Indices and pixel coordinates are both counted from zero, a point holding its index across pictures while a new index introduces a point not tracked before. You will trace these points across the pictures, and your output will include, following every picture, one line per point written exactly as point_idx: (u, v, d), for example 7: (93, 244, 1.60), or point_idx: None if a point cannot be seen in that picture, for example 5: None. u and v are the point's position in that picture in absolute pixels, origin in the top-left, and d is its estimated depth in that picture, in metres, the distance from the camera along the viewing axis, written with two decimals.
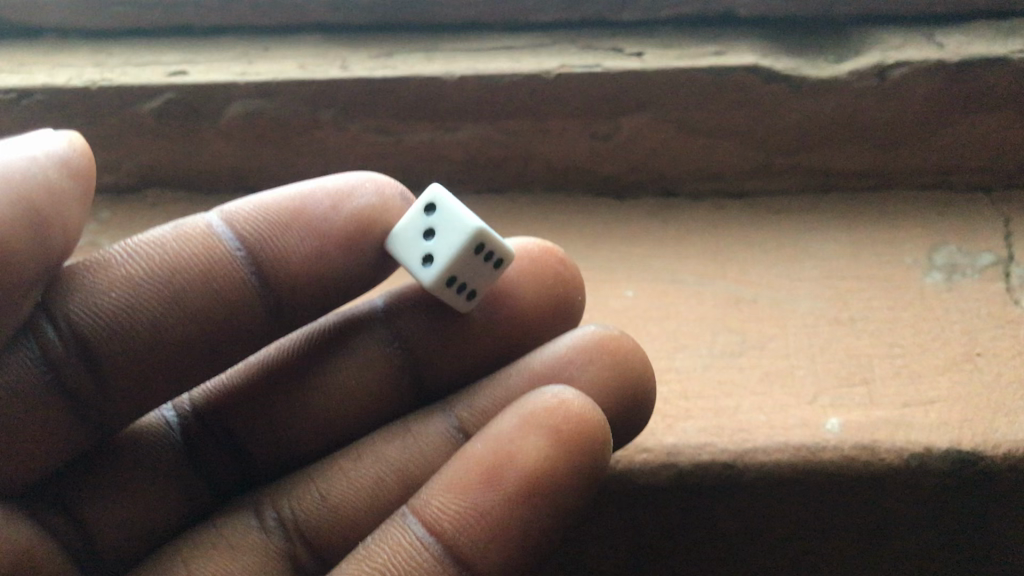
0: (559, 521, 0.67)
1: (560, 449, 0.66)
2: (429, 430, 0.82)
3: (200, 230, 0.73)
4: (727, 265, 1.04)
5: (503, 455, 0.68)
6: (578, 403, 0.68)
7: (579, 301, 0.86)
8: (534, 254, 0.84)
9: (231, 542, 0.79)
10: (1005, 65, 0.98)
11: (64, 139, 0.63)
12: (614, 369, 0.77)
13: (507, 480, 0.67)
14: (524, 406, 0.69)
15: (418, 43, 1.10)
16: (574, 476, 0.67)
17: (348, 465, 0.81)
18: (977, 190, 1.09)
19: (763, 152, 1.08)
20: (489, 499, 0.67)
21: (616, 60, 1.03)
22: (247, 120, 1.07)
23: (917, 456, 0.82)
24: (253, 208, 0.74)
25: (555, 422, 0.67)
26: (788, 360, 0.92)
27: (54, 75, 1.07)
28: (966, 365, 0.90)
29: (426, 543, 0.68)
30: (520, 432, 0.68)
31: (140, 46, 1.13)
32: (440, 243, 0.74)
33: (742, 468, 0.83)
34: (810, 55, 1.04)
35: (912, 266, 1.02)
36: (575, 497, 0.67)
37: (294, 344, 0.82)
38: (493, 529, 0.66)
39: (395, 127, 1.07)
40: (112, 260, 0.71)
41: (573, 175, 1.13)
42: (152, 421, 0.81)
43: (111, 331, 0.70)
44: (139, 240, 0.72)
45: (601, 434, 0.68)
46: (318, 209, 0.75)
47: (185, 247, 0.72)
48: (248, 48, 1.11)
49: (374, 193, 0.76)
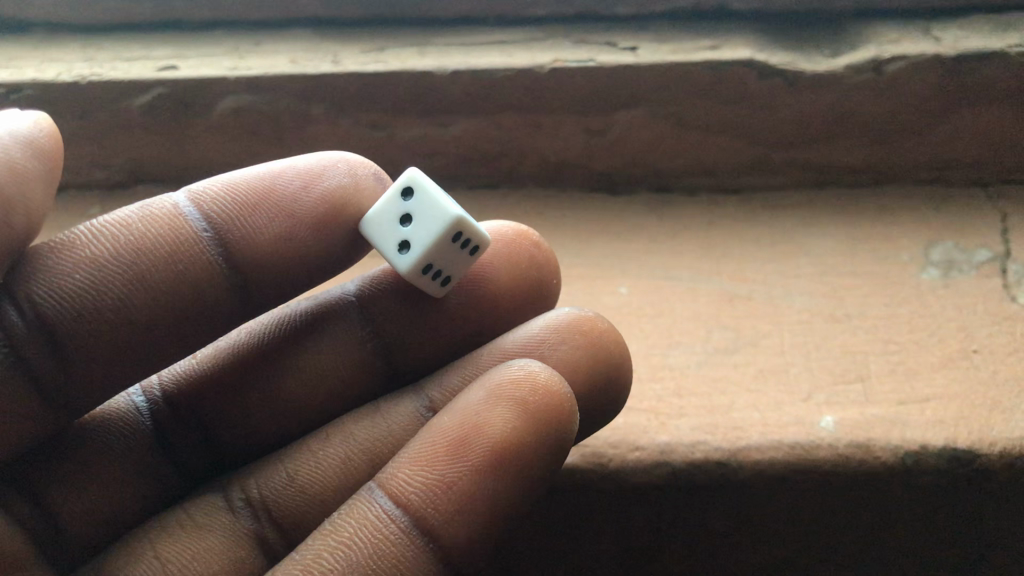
0: (526, 493, 0.66)
1: (527, 420, 0.66)
2: (399, 411, 0.81)
3: (168, 210, 0.72)
4: (722, 262, 1.03)
5: (470, 427, 0.67)
6: (545, 376, 0.68)
7: (553, 286, 0.86)
8: (508, 237, 0.84)
9: (197, 522, 0.78)
10: (1003, 59, 0.97)
11: (30, 119, 0.63)
12: (586, 349, 0.76)
13: (474, 452, 0.66)
14: (491, 379, 0.69)
15: (411, 37, 1.09)
16: (541, 448, 0.66)
17: (317, 446, 0.81)
18: (975, 186, 1.08)
19: (758, 146, 1.07)
20: (454, 471, 0.66)
21: (611, 54, 1.02)
22: (238, 116, 1.06)
23: (912, 454, 0.81)
24: (222, 187, 0.73)
25: (522, 394, 0.67)
26: (783, 357, 0.92)
27: (42, 69, 1.06)
28: (963, 362, 0.89)
29: (393, 516, 0.66)
30: (486, 405, 0.67)
31: (131, 40, 1.12)
32: (418, 229, 0.74)
33: (736, 466, 0.82)
34: (806, 49, 1.03)
35: (908, 262, 1.01)
36: (543, 471, 0.66)
37: (264, 328, 0.82)
38: (459, 501, 0.65)
39: (387, 123, 1.06)
40: (76, 240, 0.69)
41: (567, 171, 1.12)
42: (120, 406, 0.80)
43: (75, 312, 0.68)
44: (104, 221, 0.70)
45: (568, 407, 0.67)
46: (288, 188, 0.74)
47: (151, 227, 0.71)
48: (239, 43, 1.10)
49: (346, 173, 0.76)
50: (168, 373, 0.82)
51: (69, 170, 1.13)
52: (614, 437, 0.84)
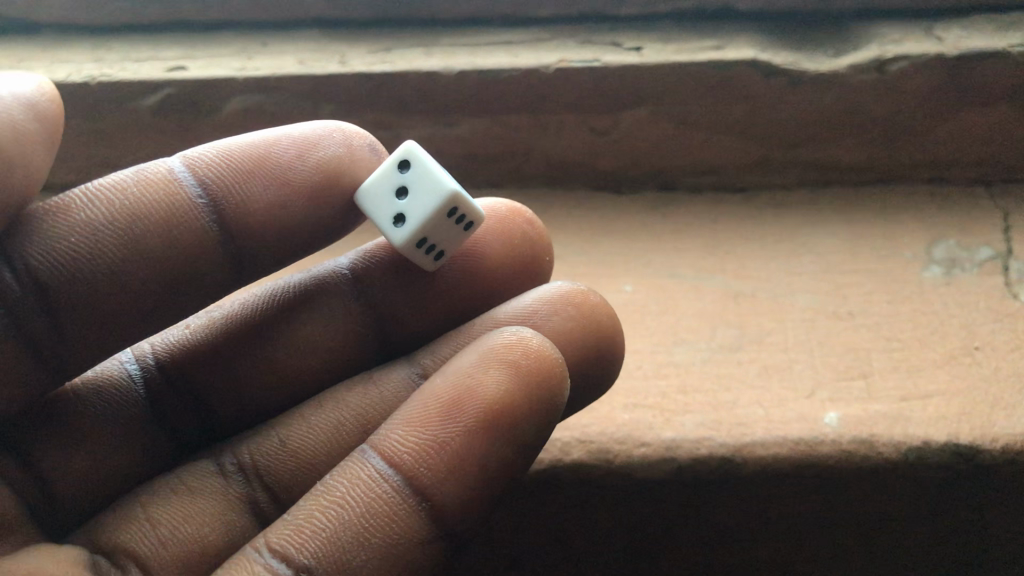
0: (517, 455, 0.67)
1: (520, 382, 0.67)
2: (391, 379, 0.83)
3: (162, 175, 0.73)
4: (727, 260, 1.04)
5: (463, 389, 0.68)
6: (537, 341, 0.69)
7: (546, 262, 0.87)
8: (501, 214, 0.85)
9: (188, 487, 0.78)
10: (1004, 58, 0.98)
11: (31, 83, 0.64)
12: (578, 319, 0.77)
13: (467, 412, 0.66)
14: (484, 343, 0.70)
15: (417, 38, 1.10)
16: (533, 411, 0.67)
17: (310, 413, 0.82)
18: (977, 184, 1.09)
19: (762, 146, 1.08)
20: (447, 431, 0.66)
21: (615, 54, 1.03)
22: (246, 116, 1.07)
23: (915, 450, 0.82)
24: (217, 154, 0.74)
25: (514, 357, 0.68)
26: (787, 354, 0.93)
27: (53, 70, 1.07)
28: (964, 359, 0.90)
29: (386, 475, 0.67)
30: (479, 367, 0.68)
31: (140, 41, 1.13)
32: (414, 202, 0.75)
33: (741, 462, 0.83)
34: (809, 49, 1.04)
35: (910, 260, 1.02)
36: (535, 434, 0.67)
37: (256, 299, 0.84)
38: (452, 460, 0.66)
39: (394, 122, 1.08)
40: (72, 203, 0.70)
41: (572, 170, 1.13)
42: (113, 373, 0.80)
43: (70, 275, 0.69)
44: (99, 184, 0.71)
45: (560, 371, 0.69)
46: (283, 156, 0.75)
47: (146, 192, 0.71)
48: (248, 44, 1.11)
49: (342, 143, 0.77)
50: (160, 342, 0.83)
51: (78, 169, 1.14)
52: (620, 434, 0.86)
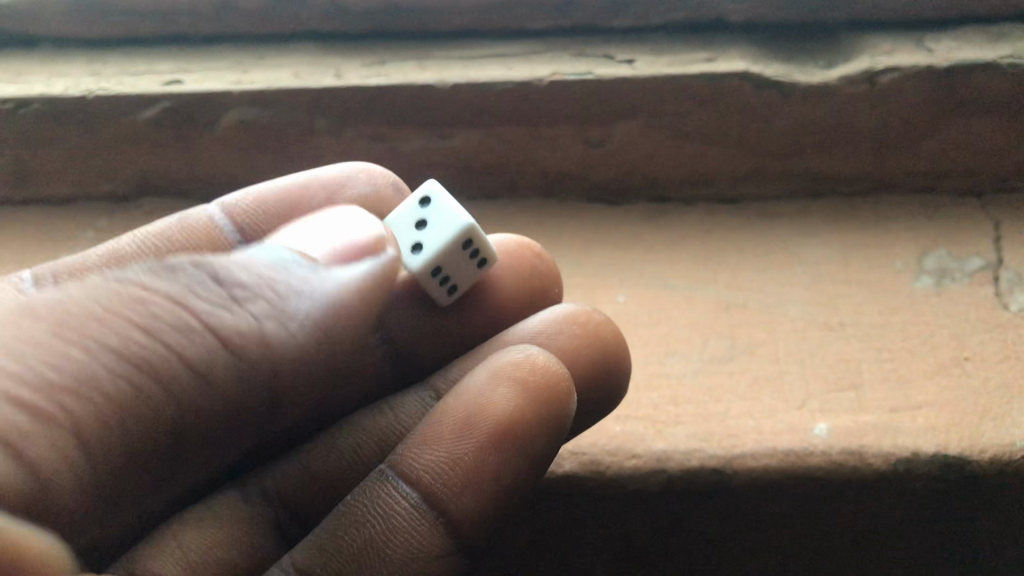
0: (529, 468, 0.68)
1: (528, 397, 0.69)
2: (407, 403, 0.87)
3: (203, 222, 0.89)
4: (720, 271, 1.05)
5: (474, 408, 0.70)
6: (544, 358, 0.72)
7: (557, 294, 0.90)
8: (512, 250, 0.88)
9: (215, 511, 0.82)
10: (994, 70, 0.98)
11: (375, 235, 0.70)
12: (584, 339, 0.80)
13: (479, 430, 0.68)
14: (493, 362, 0.72)
15: (412, 51, 1.11)
16: (543, 425, 0.69)
17: (330, 438, 0.88)
18: (968, 194, 1.09)
19: (754, 157, 1.08)
20: (461, 448, 0.69)
21: (608, 66, 1.04)
22: (242, 129, 1.08)
23: (904, 461, 0.83)
24: (253, 202, 0.90)
25: (522, 374, 0.70)
26: (777, 364, 0.93)
27: (51, 84, 1.08)
28: (954, 370, 0.91)
29: (405, 493, 0.70)
30: (489, 385, 0.70)
31: (137, 55, 1.14)
32: (431, 233, 0.76)
33: (731, 473, 0.84)
34: (800, 61, 1.04)
35: (901, 270, 1.02)
36: (545, 447, 0.69)
37: None
38: (466, 476, 0.68)
39: (388, 135, 1.08)
40: (125, 248, 0.84)
41: (566, 180, 1.13)
42: None
43: None
44: (149, 231, 0.86)
45: (567, 386, 0.71)
46: (314, 199, 0.89)
47: (189, 237, 0.88)
48: (243, 58, 1.12)
49: (367, 184, 0.90)
50: None
51: (78, 183, 1.16)
52: (612, 445, 0.86)
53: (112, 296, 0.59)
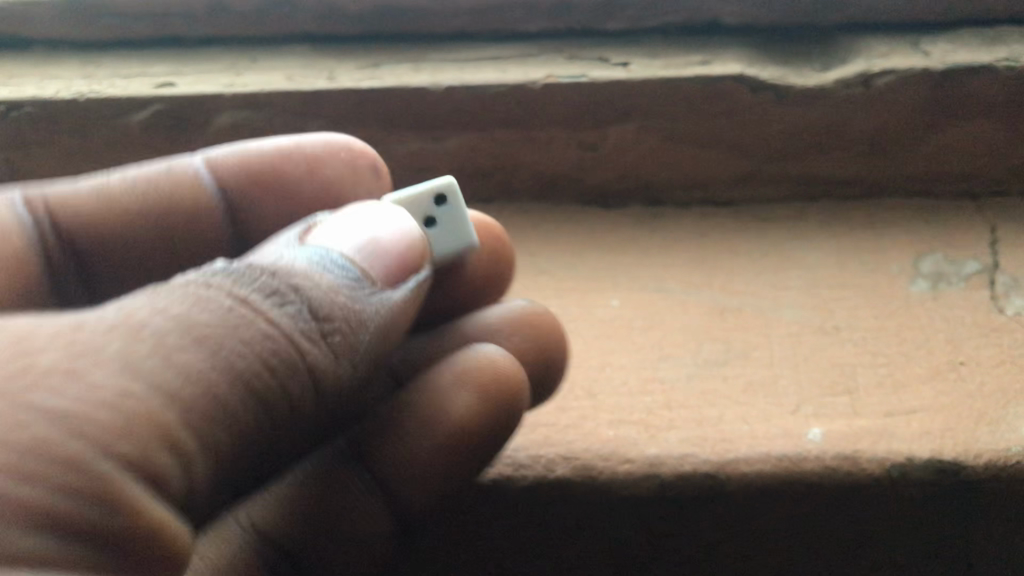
0: (475, 467, 0.82)
1: (483, 405, 0.81)
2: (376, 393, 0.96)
3: (189, 174, 0.93)
4: (715, 274, 1.04)
5: (437, 409, 0.83)
6: (506, 364, 0.83)
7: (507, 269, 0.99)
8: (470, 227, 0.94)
9: None
10: (990, 74, 0.98)
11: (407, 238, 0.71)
12: (534, 335, 0.91)
13: (438, 431, 0.83)
14: (458, 365, 0.83)
15: (406, 53, 1.11)
16: (494, 430, 0.81)
17: None
18: (965, 198, 1.09)
19: (750, 160, 1.08)
20: (421, 447, 0.84)
21: (603, 69, 1.04)
22: (234, 131, 1.08)
23: (898, 466, 0.82)
24: (235, 161, 0.94)
25: (484, 380, 0.81)
26: (772, 368, 0.93)
27: (42, 87, 1.08)
28: (950, 374, 0.90)
29: (364, 479, 0.88)
30: (452, 388, 0.82)
31: (130, 57, 1.14)
32: (439, 233, 0.79)
33: (724, 479, 0.83)
34: (797, 64, 1.04)
35: (897, 273, 1.02)
36: (493, 449, 0.82)
37: None
38: (420, 473, 0.85)
39: (382, 138, 1.08)
40: (113, 184, 0.89)
41: (561, 184, 1.13)
42: None
43: (102, 242, 0.90)
44: (137, 172, 0.91)
45: (519, 394, 0.82)
46: (294, 173, 0.94)
47: (174, 185, 0.92)
48: (237, 60, 1.12)
49: (345, 164, 0.93)
50: None
51: None
52: (605, 450, 0.86)
53: (231, 317, 0.57)
